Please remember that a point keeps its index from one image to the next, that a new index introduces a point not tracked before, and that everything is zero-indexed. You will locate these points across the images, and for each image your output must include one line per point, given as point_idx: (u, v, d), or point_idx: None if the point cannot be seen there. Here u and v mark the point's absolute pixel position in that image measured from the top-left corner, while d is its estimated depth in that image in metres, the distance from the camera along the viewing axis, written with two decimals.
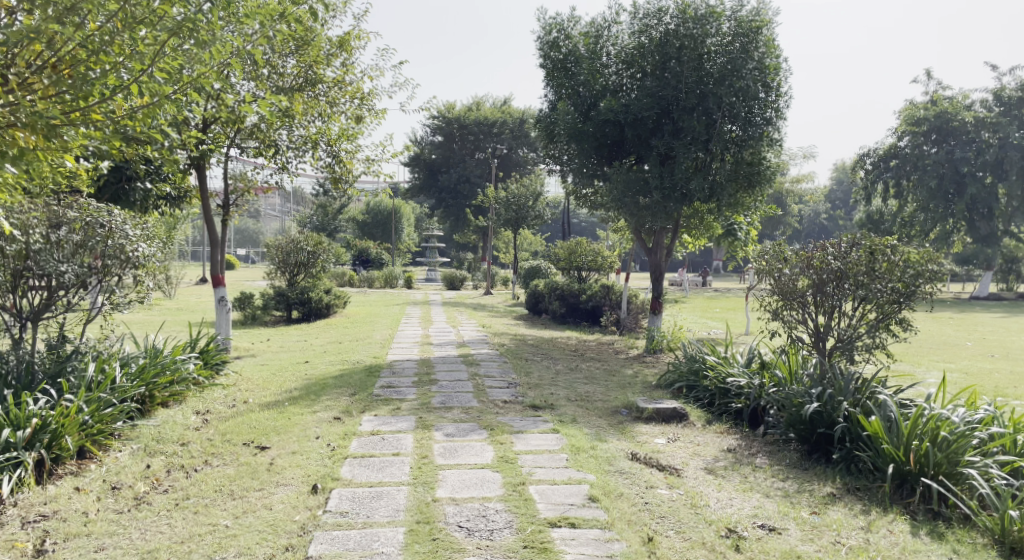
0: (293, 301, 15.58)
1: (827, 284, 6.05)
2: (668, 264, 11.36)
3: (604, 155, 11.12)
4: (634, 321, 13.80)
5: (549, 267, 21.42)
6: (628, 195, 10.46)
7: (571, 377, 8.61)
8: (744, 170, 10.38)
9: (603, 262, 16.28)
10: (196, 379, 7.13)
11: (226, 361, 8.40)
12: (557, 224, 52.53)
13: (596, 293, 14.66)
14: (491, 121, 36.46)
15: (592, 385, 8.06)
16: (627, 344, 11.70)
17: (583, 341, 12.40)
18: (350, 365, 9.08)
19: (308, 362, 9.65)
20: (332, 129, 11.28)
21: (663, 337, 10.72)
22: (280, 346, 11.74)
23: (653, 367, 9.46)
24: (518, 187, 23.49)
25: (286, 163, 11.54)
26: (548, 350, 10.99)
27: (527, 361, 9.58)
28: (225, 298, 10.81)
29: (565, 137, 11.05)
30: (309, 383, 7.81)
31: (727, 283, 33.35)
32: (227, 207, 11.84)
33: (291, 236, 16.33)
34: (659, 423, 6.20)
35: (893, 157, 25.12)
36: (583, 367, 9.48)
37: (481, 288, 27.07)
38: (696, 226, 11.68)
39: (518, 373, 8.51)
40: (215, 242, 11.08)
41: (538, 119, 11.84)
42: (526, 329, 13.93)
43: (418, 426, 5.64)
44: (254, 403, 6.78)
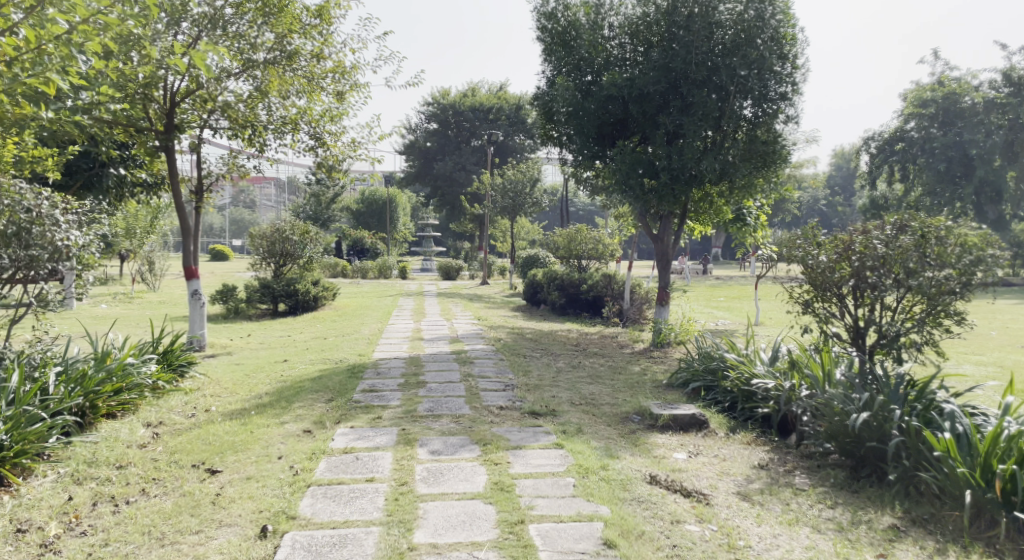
0: (278, 294, 14.77)
1: (869, 273, 5.20)
2: (677, 251, 10.56)
3: (607, 135, 10.24)
4: (638, 312, 13.02)
5: (547, 255, 20.59)
6: (633, 178, 9.61)
7: (573, 376, 7.82)
8: (759, 149, 9.51)
9: (604, 250, 15.47)
10: (152, 384, 6.42)
11: (193, 361, 7.65)
12: (556, 211, 51.56)
13: (597, 282, 13.84)
14: (486, 107, 35.33)
15: (598, 386, 7.26)
16: (632, 338, 10.91)
17: (585, 334, 11.60)
18: (331, 365, 8.29)
19: (286, 361, 8.87)
20: (313, 109, 10.53)
21: (671, 331, 9.93)
22: (259, 342, 10.96)
23: (662, 364, 8.69)
24: (515, 173, 22.61)
25: (264, 146, 10.71)
26: (548, 345, 10.21)
27: (525, 358, 8.80)
28: (199, 291, 10.02)
29: (564, 116, 10.19)
30: (282, 387, 7.01)
31: (730, 271, 32.49)
32: (200, 194, 11.01)
33: (276, 224, 15.51)
34: (677, 432, 5.41)
35: (900, 140, 24.20)
36: (586, 364, 8.70)
37: (476, 278, 26.24)
38: (707, 211, 10.80)
39: (516, 372, 7.71)
40: (186, 232, 10.25)
41: (536, 96, 10.99)
42: (524, 321, 13.12)
43: (400, 442, 4.85)
44: (216, 412, 6.01)
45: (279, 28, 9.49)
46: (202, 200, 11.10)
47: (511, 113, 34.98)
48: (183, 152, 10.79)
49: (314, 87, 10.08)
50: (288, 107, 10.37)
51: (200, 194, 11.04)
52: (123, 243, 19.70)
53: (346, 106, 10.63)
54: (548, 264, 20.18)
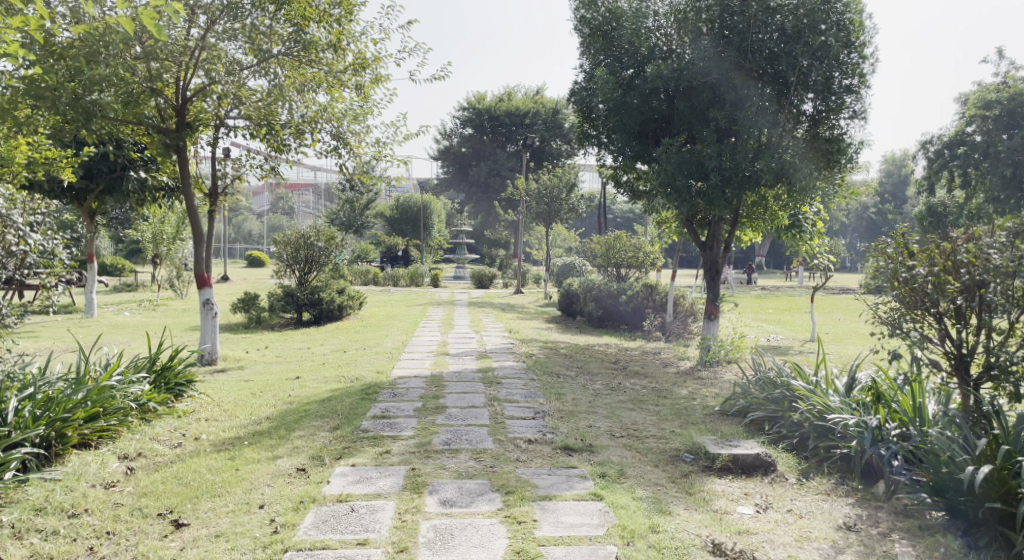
0: (302, 302, 14.13)
1: (981, 288, 4.34)
2: (727, 260, 9.65)
3: (651, 134, 9.37)
4: (681, 326, 12.13)
5: (584, 264, 19.74)
6: (679, 179, 8.73)
7: (612, 400, 7.00)
8: (823, 147, 8.53)
9: (644, 259, 14.56)
10: (137, 408, 5.75)
11: (192, 380, 6.98)
12: (593, 218, 50.50)
13: (636, 293, 12.98)
14: (523, 112, 34.24)
15: (642, 415, 6.42)
16: (676, 355, 10.03)
17: (624, 349, 10.75)
18: (345, 384, 7.57)
19: (298, 378, 8.17)
20: (336, 105, 9.88)
21: (721, 348, 9.09)
22: (278, 354, 10.31)
23: (711, 387, 7.81)
24: (550, 178, 21.83)
25: (284, 149, 10.04)
26: (584, 362, 9.39)
27: (560, 378, 7.98)
28: (211, 301, 9.41)
29: (605, 113, 9.36)
30: (287, 411, 6.29)
31: (775, 281, 31.19)
32: (215, 197, 10.38)
33: (301, 229, 14.89)
34: (739, 476, 4.57)
35: (960, 144, 22.73)
36: (627, 385, 7.87)
37: (511, 286, 25.42)
38: (761, 216, 9.87)
39: (548, 395, 6.90)
40: (199, 237, 9.58)
41: (574, 92, 10.18)
42: (558, 334, 12.29)
43: (407, 487, 4.08)
44: (206, 442, 5.30)
45: (297, 18, 8.88)
46: (217, 203, 10.48)
47: (548, 118, 34.07)
48: (198, 150, 10.18)
49: (335, 81, 9.42)
50: (308, 104, 9.72)
51: (215, 197, 10.41)
52: (150, 249, 19.32)
53: (370, 103, 9.94)
54: (584, 273, 19.31)
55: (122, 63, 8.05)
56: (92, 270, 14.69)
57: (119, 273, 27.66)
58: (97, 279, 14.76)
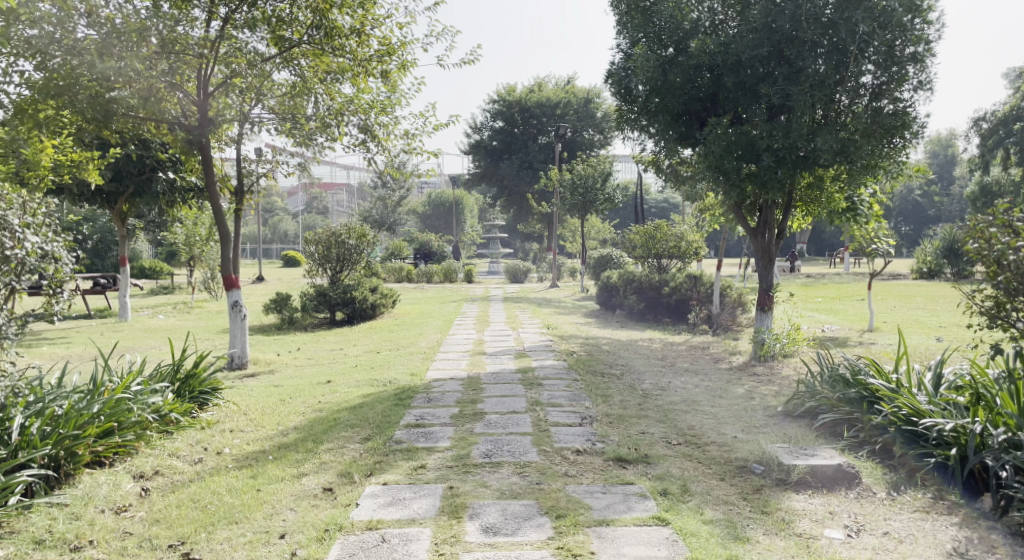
0: (334, 302, 13.79)
1: None
2: (780, 247, 9.10)
3: (696, 113, 8.90)
4: (729, 318, 11.56)
5: (621, 255, 19.15)
6: (728, 160, 8.29)
7: (664, 402, 6.52)
8: (886, 121, 8.06)
9: (687, 248, 13.96)
10: (157, 420, 5.38)
11: (218, 388, 6.60)
12: (629, 208, 49.67)
13: (680, 285, 12.41)
14: (554, 102, 33.68)
15: (698, 418, 5.93)
16: (727, 349, 9.50)
17: (669, 344, 10.23)
18: (378, 388, 7.16)
19: (329, 382, 7.78)
20: (365, 96, 9.46)
21: (775, 341, 8.64)
22: (310, 356, 9.97)
23: (769, 385, 7.29)
24: (584, 168, 21.22)
25: (312, 145, 9.68)
26: (629, 359, 8.90)
27: (606, 378, 7.50)
28: (239, 303, 9.06)
29: (646, 93, 8.91)
30: (316, 419, 5.88)
31: (819, 268, 30.22)
32: (240, 196, 10.03)
33: (332, 227, 14.53)
34: (818, 490, 4.11)
35: (1017, 120, 21.54)
36: (677, 384, 7.37)
37: (546, 280, 24.91)
38: (815, 199, 9.36)
39: (594, 398, 6.43)
40: (224, 237, 9.18)
41: (611, 73, 9.74)
42: (599, 329, 11.78)
43: (445, 510, 3.70)
44: (229, 457, 4.92)
45: (318, 4, 8.32)
46: (243, 201, 10.13)
47: (579, 108, 33.37)
48: (223, 146, 9.85)
49: (360, 71, 9.01)
50: (333, 96, 9.28)
51: (241, 195, 10.04)
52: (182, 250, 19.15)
53: (398, 93, 9.56)
54: (622, 265, 18.73)
55: (136, 55, 7.67)
56: (124, 275, 14.51)
57: (155, 275, 27.71)
58: (129, 283, 14.56)
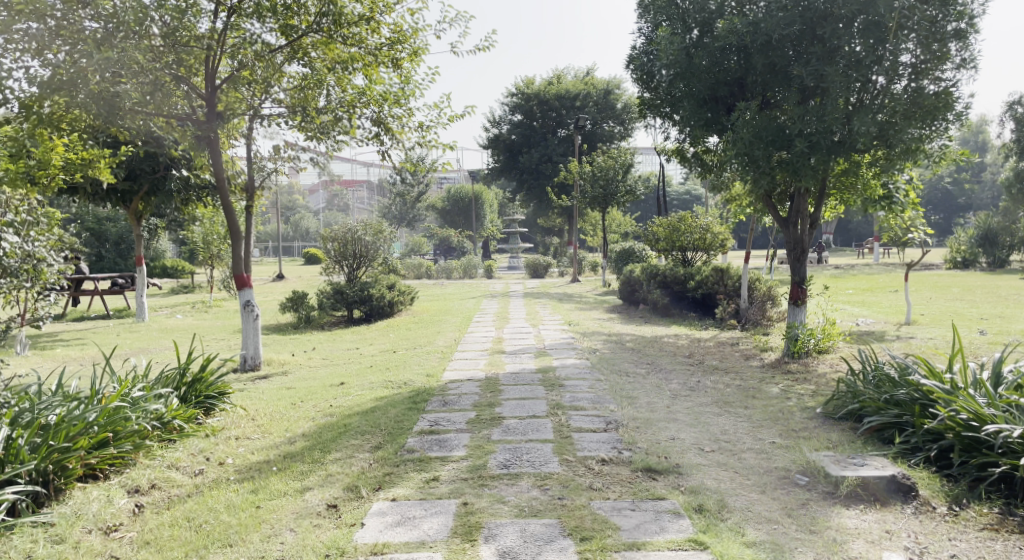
0: (351, 299, 13.52)
1: None
2: (813, 238, 8.69)
3: (723, 98, 8.58)
4: (758, 312, 11.14)
5: (644, 248, 18.73)
6: (758, 146, 7.98)
7: (695, 403, 6.18)
8: (926, 102, 7.68)
9: (712, 241, 13.54)
10: (158, 428, 5.08)
11: (226, 392, 6.28)
12: (651, 200, 49.03)
13: (706, 278, 12.01)
14: (574, 95, 33.20)
15: (731, 421, 5.58)
16: (757, 346, 9.13)
17: (697, 341, 9.85)
18: (393, 390, 6.85)
19: (342, 384, 7.48)
20: (378, 87, 9.14)
21: (809, 338, 8.29)
22: (324, 357, 9.66)
23: (805, 385, 6.93)
24: (605, 160, 20.81)
25: (322, 140, 9.33)
26: (655, 357, 8.54)
27: (632, 378, 7.16)
28: (252, 303, 8.78)
29: (671, 77, 8.61)
30: (325, 425, 5.57)
31: (847, 259, 29.59)
32: (252, 193, 9.76)
33: (348, 223, 14.25)
34: (870, 504, 3.81)
35: None
36: (707, 384, 7.03)
37: (567, 275, 24.51)
38: (849, 187, 8.96)
39: (620, 399, 6.09)
40: (235, 234, 8.88)
41: (633, 59, 9.43)
42: (623, 325, 11.41)
43: (457, 532, 3.49)
44: (232, 467, 4.62)
45: None
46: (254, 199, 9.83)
47: (599, 100, 32.88)
48: (234, 142, 9.58)
49: (371, 61, 8.68)
50: (345, 88, 8.94)
51: (252, 193, 9.72)
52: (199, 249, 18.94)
53: (412, 84, 9.24)
54: (645, 259, 18.32)
55: (134, 45, 7.36)
56: (140, 275, 14.30)
57: (177, 275, 27.67)
58: (145, 283, 14.35)
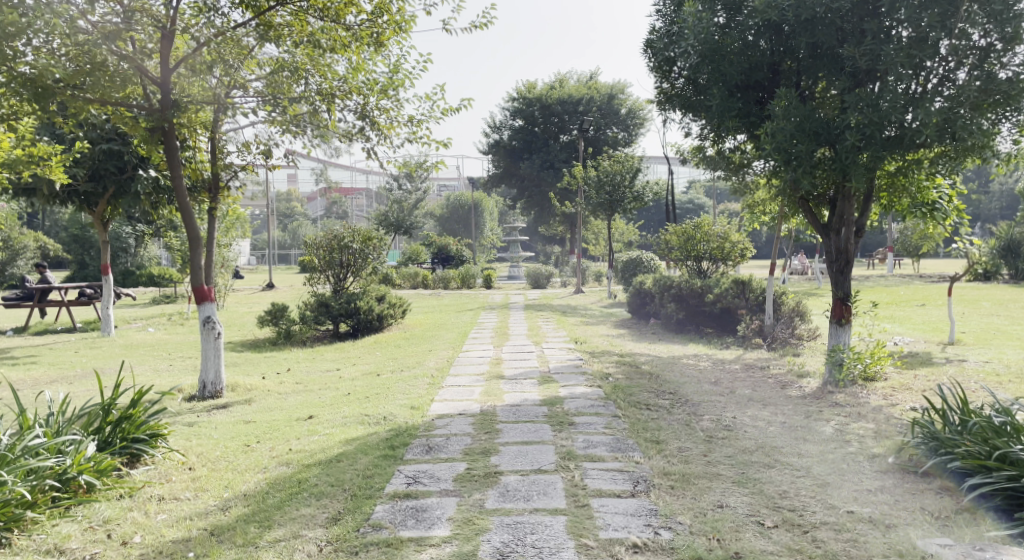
0: (336, 312, 12.36)
1: None
2: (859, 248, 7.55)
3: (757, 85, 7.52)
4: (786, 330, 10.05)
5: (652, 259, 17.54)
6: (798, 139, 6.88)
7: (736, 447, 5.06)
8: (997, 90, 6.55)
9: (730, 250, 12.38)
10: (51, 489, 4.00)
11: (162, 433, 5.13)
12: (658, 208, 47.93)
13: (725, 292, 10.84)
14: (576, 99, 32.08)
15: (786, 477, 4.45)
16: (792, 371, 7.99)
17: (720, 363, 8.70)
18: (370, 428, 5.71)
19: (310, 418, 6.31)
20: (361, 74, 8.07)
21: (856, 363, 7.15)
22: (297, 381, 8.44)
23: (861, 424, 5.81)
24: (611, 164, 19.64)
25: (297, 135, 8.23)
26: (678, 383, 7.39)
27: (656, 413, 6.01)
28: (213, 319, 7.66)
29: (696, 61, 7.53)
30: (275, 480, 4.43)
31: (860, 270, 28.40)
32: (216, 193, 8.61)
33: (334, 229, 13.08)
34: None
35: None
36: (745, 421, 5.89)
37: (570, 285, 23.33)
38: (894, 190, 7.84)
39: (646, 444, 4.94)
40: (194, 239, 7.75)
41: (650, 42, 8.37)
42: (635, 344, 10.24)
43: None
44: (139, 549, 3.57)
45: None
46: (219, 199, 8.69)
47: (603, 105, 31.77)
48: (198, 136, 8.48)
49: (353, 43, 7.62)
50: (326, 75, 7.93)
51: (216, 192, 8.56)
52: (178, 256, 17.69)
53: (401, 72, 8.18)
54: (654, 269, 17.12)
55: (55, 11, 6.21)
56: (107, 284, 13.14)
57: (162, 283, 26.39)
58: (112, 293, 13.12)
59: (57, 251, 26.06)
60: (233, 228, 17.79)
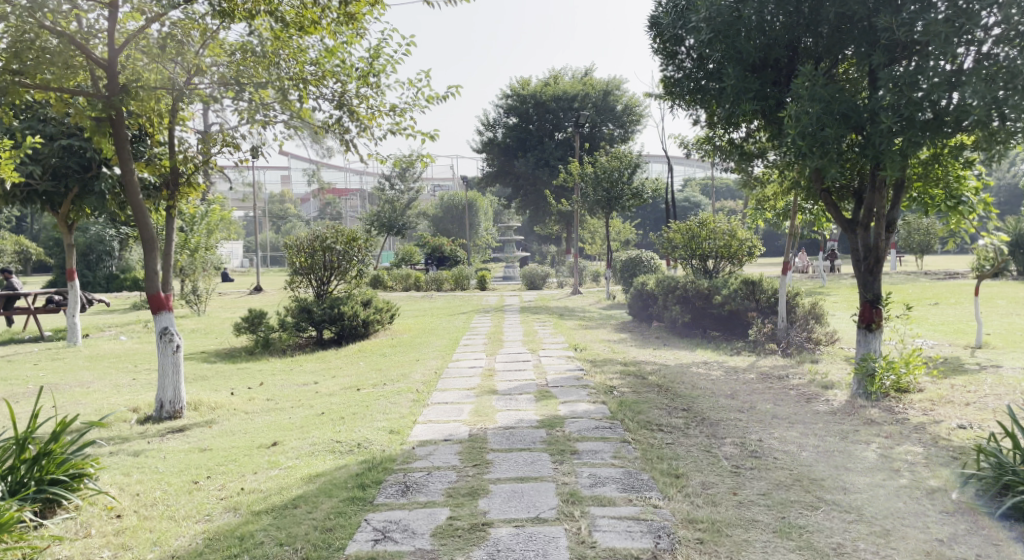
0: (317, 318, 11.55)
1: None
2: (891, 246, 6.75)
3: (776, 64, 6.75)
4: (802, 334, 9.25)
5: (653, 258, 16.74)
6: (824, 122, 6.10)
7: (768, 479, 4.30)
8: None
9: (738, 247, 11.59)
10: None
11: (88, 471, 4.35)
12: (655, 207, 47.10)
13: (734, 293, 10.06)
14: (571, 95, 31.32)
15: (834, 522, 3.71)
16: (815, 382, 7.18)
17: (734, 372, 7.90)
18: (339, 459, 4.90)
19: (274, 445, 5.50)
20: (333, 58, 7.23)
21: (889, 373, 6.37)
22: (268, 397, 7.62)
23: (907, 446, 5.05)
24: (609, 159, 18.85)
25: (267, 126, 7.44)
26: (692, 397, 6.61)
27: (671, 436, 5.23)
28: (171, 331, 6.87)
29: (708, 38, 6.77)
30: (215, 538, 3.66)
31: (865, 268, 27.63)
32: (176, 191, 7.78)
33: (316, 229, 12.26)
34: None
35: None
36: (774, 444, 5.12)
37: (567, 286, 22.51)
38: (928, 179, 7.03)
39: (664, 480, 4.18)
40: (149, 242, 6.93)
41: (656, 20, 7.59)
42: (638, 351, 9.44)
43: None
44: None
45: None
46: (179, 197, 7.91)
47: (598, 101, 31.00)
48: (155, 128, 7.66)
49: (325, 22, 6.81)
50: (296, 58, 7.13)
51: (174, 189, 7.78)
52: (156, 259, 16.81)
53: (378, 54, 7.36)
54: (654, 268, 16.32)
55: None
56: (74, 291, 12.31)
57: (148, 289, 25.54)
58: (79, 301, 12.28)
59: (40, 256, 25.21)
60: (215, 230, 16.93)
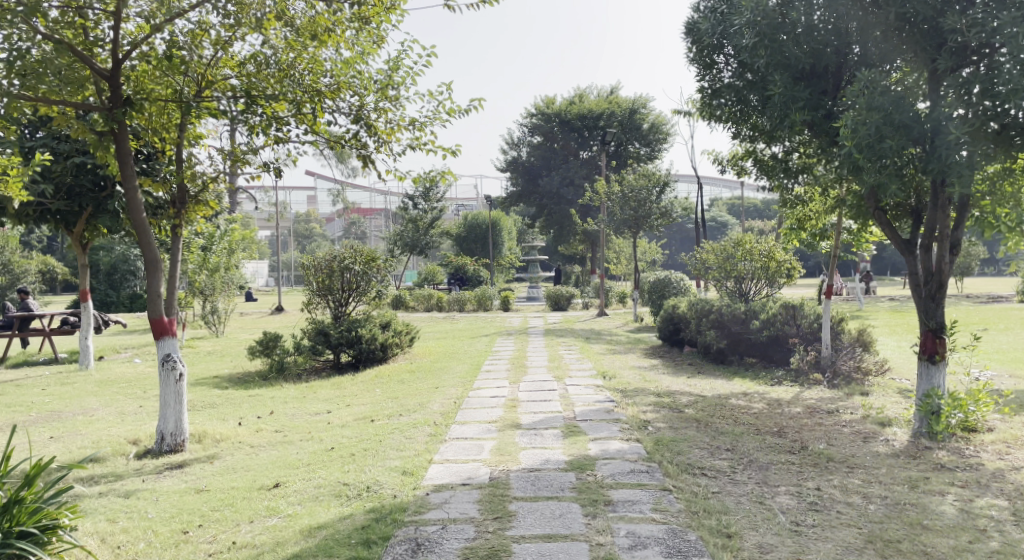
0: (333, 342, 11.10)
1: None
2: (956, 268, 6.13)
3: (827, 71, 6.20)
4: (849, 362, 8.64)
5: (682, 279, 16.14)
6: (884, 133, 5.53)
7: (834, 540, 3.77)
8: None
9: (776, 269, 10.98)
10: None
11: (65, 521, 3.88)
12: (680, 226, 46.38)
13: (774, 317, 9.46)
14: (596, 114, 30.88)
15: None
16: (870, 418, 6.57)
17: (779, 405, 7.32)
18: (345, 506, 4.40)
19: (276, 487, 4.99)
20: (349, 68, 6.79)
21: (956, 411, 5.76)
22: (277, 428, 7.14)
23: (988, 498, 4.47)
24: (636, 177, 18.33)
25: (278, 141, 6.99)
26: (735, 435, 6.04)
27: (718, 482, 4.69)
28: (174, 358, 6.42)
29: (752, 43, 6.22)
30: None
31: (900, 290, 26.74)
32: (183, 208, 7.34)
33: (334, 249, 11.84)
34: None
35: None
36: (834, 492, 4.56)
37: (593, 308, 21.94)
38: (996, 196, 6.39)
39: (714, 541, 3.66)
40: (151, 264, 6.50)
41: (693, 26, 7.06)
42: (672, 379, 8.87)
43: None
44: None
45: None
46: (186, 215, 7.48)
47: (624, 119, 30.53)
48: (163, 143, 7.25)
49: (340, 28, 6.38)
50: (309, 68, 6.70)
51: (181, 208, 7.34)
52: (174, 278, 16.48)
53: (395, 63, 6.90)
54: (684, 290, 15.71)
55: None
56: (87, 312, 11.95)
57: None
58: (92, 322, 11.92)
59: (64, 275, 25.08)
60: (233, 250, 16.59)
